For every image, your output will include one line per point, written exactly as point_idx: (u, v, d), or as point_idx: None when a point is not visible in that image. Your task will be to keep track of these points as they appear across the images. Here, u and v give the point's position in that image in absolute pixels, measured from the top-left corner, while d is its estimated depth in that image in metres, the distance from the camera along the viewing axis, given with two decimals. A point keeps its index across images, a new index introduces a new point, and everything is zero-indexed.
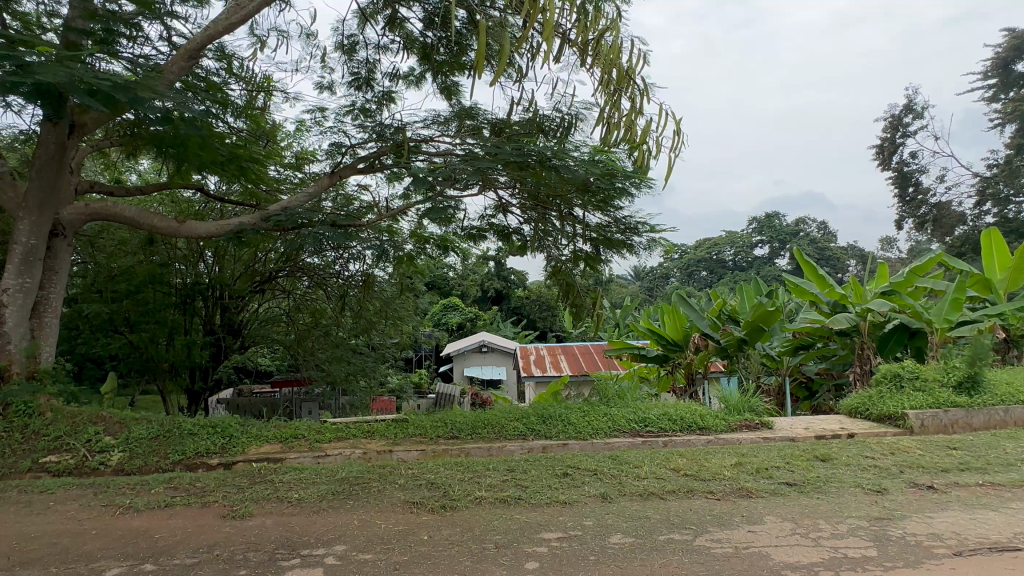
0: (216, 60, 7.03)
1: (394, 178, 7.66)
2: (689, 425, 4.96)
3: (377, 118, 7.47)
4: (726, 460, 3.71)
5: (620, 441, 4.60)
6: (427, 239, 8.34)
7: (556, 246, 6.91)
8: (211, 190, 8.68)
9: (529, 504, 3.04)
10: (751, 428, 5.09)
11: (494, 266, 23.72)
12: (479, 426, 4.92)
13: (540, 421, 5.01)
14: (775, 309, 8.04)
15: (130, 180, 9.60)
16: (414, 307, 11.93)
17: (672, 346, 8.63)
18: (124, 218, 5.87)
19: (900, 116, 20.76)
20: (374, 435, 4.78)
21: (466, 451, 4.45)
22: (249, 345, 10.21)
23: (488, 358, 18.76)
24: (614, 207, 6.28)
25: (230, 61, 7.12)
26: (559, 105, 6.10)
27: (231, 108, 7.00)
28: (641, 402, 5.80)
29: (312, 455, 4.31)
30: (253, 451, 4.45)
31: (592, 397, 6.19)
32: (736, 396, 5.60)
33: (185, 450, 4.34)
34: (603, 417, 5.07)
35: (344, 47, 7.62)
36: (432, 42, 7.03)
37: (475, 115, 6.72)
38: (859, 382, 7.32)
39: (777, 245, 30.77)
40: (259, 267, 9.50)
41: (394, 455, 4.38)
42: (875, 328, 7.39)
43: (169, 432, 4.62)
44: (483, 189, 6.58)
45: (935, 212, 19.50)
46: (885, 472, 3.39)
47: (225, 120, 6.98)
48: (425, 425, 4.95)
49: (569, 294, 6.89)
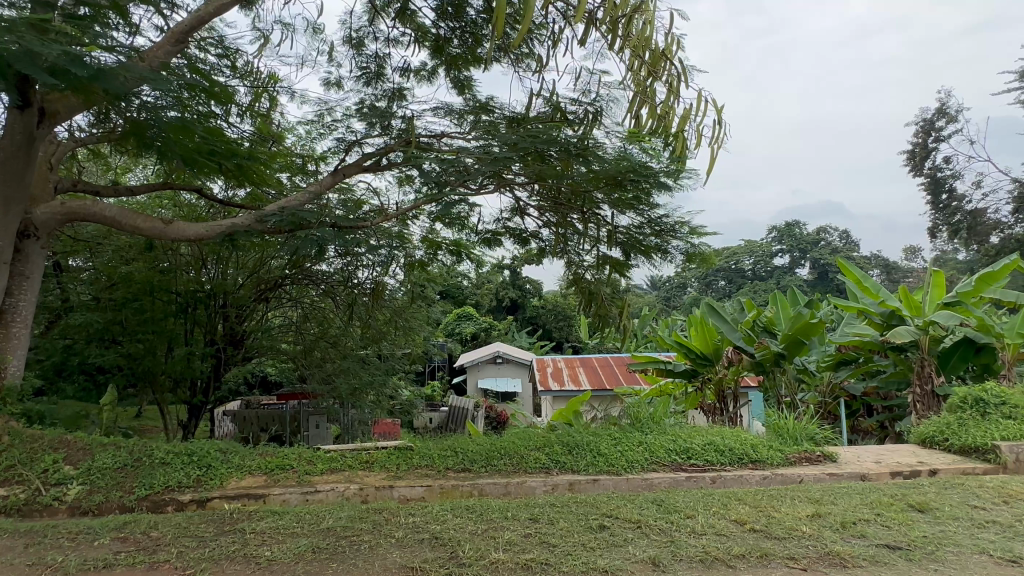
0: (219, 56, 6.47)
1: (404, 177, 7.08)
2: (740, 457, 4.26)
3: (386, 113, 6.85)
4: (800, 510, 3.00)
5: (659, 476, 3.93)
6: (439, 244, 7.67)
7: (579, 251, 6.25)
8: (214, 195, 8.14)
9: (559, 573, 2.36)
10: (813, 461, 4.36)
11: (509, 276, 23.16)
12: (494, 456, 4.26)
13: (565, 451, 4.31)
14: (817, 321, 7.31)
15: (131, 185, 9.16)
16: (426, 317, 11.28)
17: (702, 361, 7.87)
18: (103, 218, 5.34)
19: (932, 120, 19.93)
20: (374, 467, 4.14)
21: (480, 489, 3.80)
22: (252, 356, 9.48)
23: (502, 370, 18.13)
24: (651, 205, 5.55)
25: (233, 57, 6.56)
26: (583, 92, 5.45)
27: (234, 108, 6.48)
28: (677, 427, 5.09)
29: (299, 491, 3.69)
30: (232, 485, 3.84)
31: (620, 420, 5.48)
32: (789, 421, 4.85)
33: (153, 484, 3.74)
34: (637, 446, 4.38)
35: (352, 41, 7.05)
36: (445, 32, 6.41)
37: (491, 109, 6.12)
38: (921, 405, 6.58)
39: (798, 255, 29.81)
40: (264, 274, 8.98)
41: (395, 493, 3.74)
42: (934, 342, 6.69)
43: (139, 460, 4.03)
44: (499, 189, 5.98)
45: (969, 218, 18.49)
46: (1011, 532, 2.67)
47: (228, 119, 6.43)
48: (432, 454, 4.30)
49: (592, 304, 6.12)
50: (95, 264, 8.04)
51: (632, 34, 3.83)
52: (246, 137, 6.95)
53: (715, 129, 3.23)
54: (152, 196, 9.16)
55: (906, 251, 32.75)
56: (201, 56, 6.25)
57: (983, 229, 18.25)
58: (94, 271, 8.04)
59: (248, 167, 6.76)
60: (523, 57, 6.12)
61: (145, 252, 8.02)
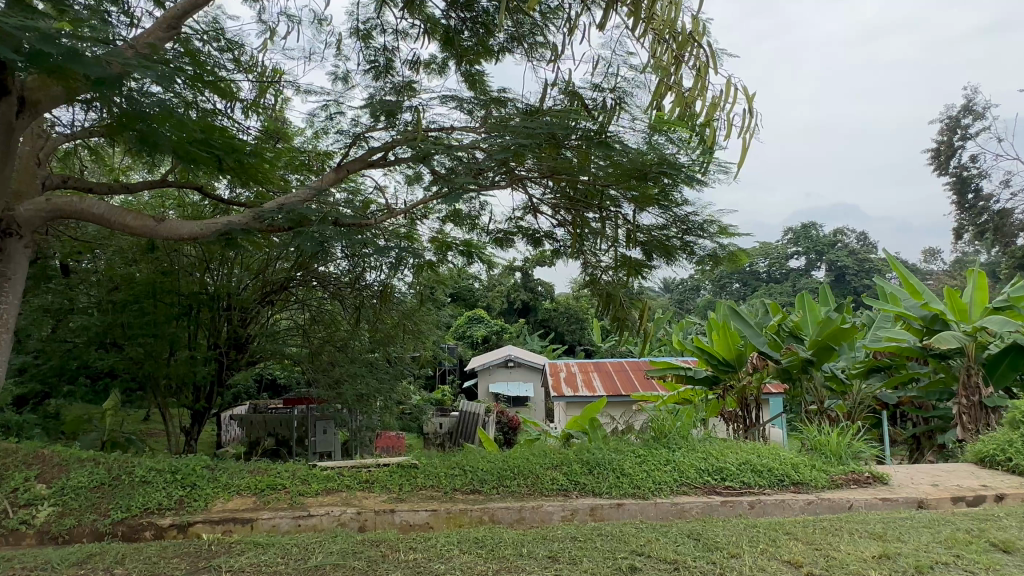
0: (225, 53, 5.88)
1: (413, 175, 6.72)
2: (780, 478, 3.83)
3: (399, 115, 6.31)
4: (864, 549, 2.58)
5: (691, 501, 3.54)
6: (449, 244, 7.29)
7: (595, 251, 5.85)
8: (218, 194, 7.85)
9: None
10: (862, 483, 3.93)
11: (520, 278, 22.76)
12: (506, 476, 3.86)
13: (585, 470, 3.91)
14: (849, 326, 6.84)
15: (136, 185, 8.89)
16: (436, 321, 10.90)
17: (724, 366, 7.38)
18: (91, 215, 5.06)
19: (957, 117, 19.28)
20: (374, 488, 3.76)
21: (491, 514, 3.43)
22: (255, 361, 9.16)
23: (514, 373, 17.77)
24: (676, 202, 5.13)
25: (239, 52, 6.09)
26: (602, 80, 5.00)
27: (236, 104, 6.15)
28: (704, 443, 4.68)
29: (291, 515, 3.36)
30: (218, 508, 3.49)
31: (642, 433, 5.07)
32: (831, 437, 4.41)
33: (131, 506, 3.41)
34: (665, 465, 3.97)
35: (358, 33, 6.60)
36: (456, 22, 5.97)
37: (504, 102, 5.69)
38: (967, 417, 6.16)
39: (814, 257, 29.09)
40: (269, 276, 8.66)
41: (396, 518, 3.40)
42: (980, 349, 6.25)
43: (119, 478, 3.70)
44: (512, 185, 5.61)
45: (996, 219, 17.83)
46: None
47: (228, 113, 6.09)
48: (438, 473, 3.92)
49: (610, 305, 5.71)
50: (95, 267, 7.77)
51: (656, 14, 3.60)
52: (251, 134, 6.60)
53: (747, 117, 2.87)
54: (157, 196, 8.89)
55: (926, 253, 31.95)
56: (204, 50, 5.64)
57: (1011, 228, 17.59)
58: (94, 273, 7.76)
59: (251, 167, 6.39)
60: (540, 46, 5.72)
61: (145, 253, 7.73)
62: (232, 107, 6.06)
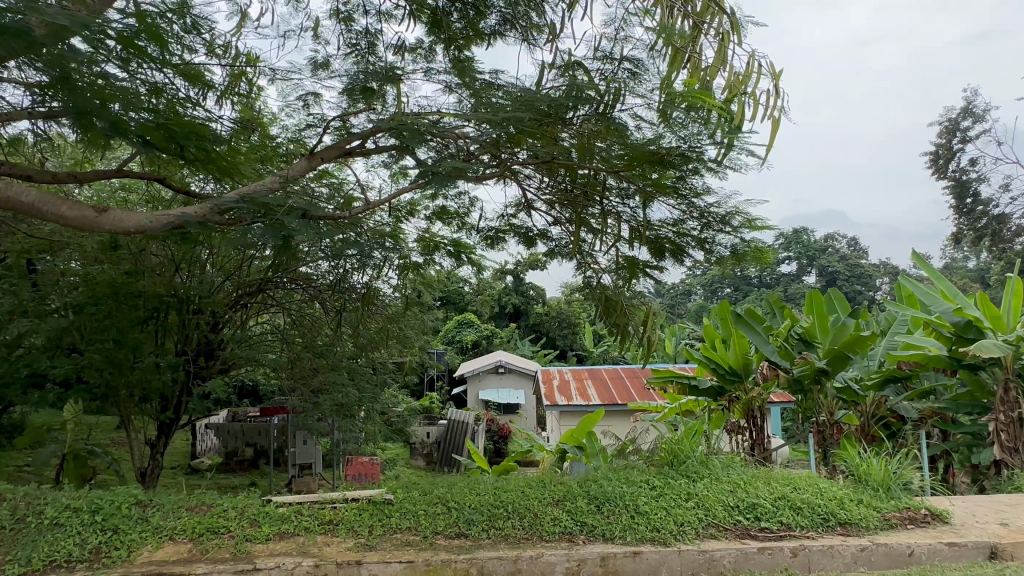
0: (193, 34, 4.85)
1: (397, 168, 6.12)
2: (825, 518, 3.28)
3: (382, 102, 5.51)
4: None
5: (722, 548, 3.00)
6: (437, 244, 6.54)
7: (593, 252, 5.22)
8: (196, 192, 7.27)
9: None
10: (919, 523, 3.41)
11: (511, 281, 22.09)
12: (497, 514, 3.25)
13: (593, 508, 3.30)
14: (866, 334, 6.17)
15: (104, 183, 8.21)
16: (424, 327, 10.21)
17: (730, 377, 6.76)
18: (18, 204, 4.40)
19: (957, 120, 18.93)
20: (339, 531, 3.12)
21: (480, 567, 2.84)
22: (227, 370, 8.40)
23: (504, 380, 17.14)
24: (692, 194, 4.56)
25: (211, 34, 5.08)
26: (607, 52, 4.34)
27: (211, 93, 5.26)
28: (726, 471, 4.12)
29: (232, 570, 2.73)
30: (143, 560, 2.83)
31: (656, 458, 4.47)
32: (876, 465, 3.88)
33: (33, 556, 2.76)
34: (687, 501, 3.38)
35: (337, 14, 5.74)
36: (444, 1, 5.07)
37: (495, 86, 4.86)
38: (1005, 435, 5.80)
39: (806, 262, 28.41)
40: (241, 277, 7.97)
41: (364, 572, 2.78)
42: (1014, 361, 5.91)
43: (26, 520, 3.03)
44: (503, 176, 4.98)
45: (995, 224, 17.40)
46: None
47: (206, 104, 5.23)
48: (418, 508, 3.31)
49: (609, 312, 5.11)
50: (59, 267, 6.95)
51: None
52: (224, 124, 5.70)
53: None
54: (123, 193, 8.16)
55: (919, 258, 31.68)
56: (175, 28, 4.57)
57: (1009, 234, 17.27)
58: (60, 275, 6.89)
59: (221, 162, 5.72)
60: (536, 24, 4.92)
61: (106, 252, 7.05)
62: (205, 95, 5.20)
